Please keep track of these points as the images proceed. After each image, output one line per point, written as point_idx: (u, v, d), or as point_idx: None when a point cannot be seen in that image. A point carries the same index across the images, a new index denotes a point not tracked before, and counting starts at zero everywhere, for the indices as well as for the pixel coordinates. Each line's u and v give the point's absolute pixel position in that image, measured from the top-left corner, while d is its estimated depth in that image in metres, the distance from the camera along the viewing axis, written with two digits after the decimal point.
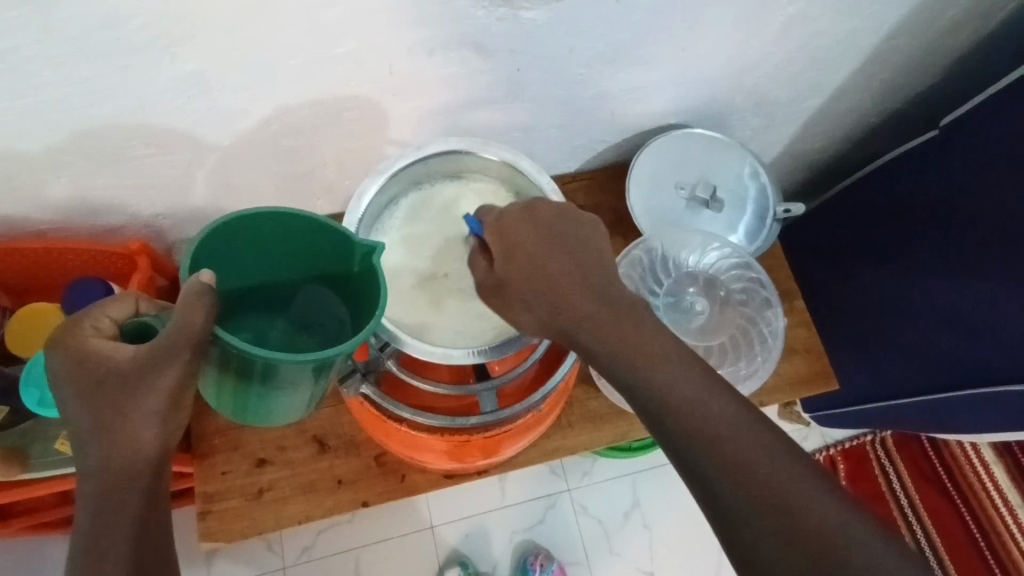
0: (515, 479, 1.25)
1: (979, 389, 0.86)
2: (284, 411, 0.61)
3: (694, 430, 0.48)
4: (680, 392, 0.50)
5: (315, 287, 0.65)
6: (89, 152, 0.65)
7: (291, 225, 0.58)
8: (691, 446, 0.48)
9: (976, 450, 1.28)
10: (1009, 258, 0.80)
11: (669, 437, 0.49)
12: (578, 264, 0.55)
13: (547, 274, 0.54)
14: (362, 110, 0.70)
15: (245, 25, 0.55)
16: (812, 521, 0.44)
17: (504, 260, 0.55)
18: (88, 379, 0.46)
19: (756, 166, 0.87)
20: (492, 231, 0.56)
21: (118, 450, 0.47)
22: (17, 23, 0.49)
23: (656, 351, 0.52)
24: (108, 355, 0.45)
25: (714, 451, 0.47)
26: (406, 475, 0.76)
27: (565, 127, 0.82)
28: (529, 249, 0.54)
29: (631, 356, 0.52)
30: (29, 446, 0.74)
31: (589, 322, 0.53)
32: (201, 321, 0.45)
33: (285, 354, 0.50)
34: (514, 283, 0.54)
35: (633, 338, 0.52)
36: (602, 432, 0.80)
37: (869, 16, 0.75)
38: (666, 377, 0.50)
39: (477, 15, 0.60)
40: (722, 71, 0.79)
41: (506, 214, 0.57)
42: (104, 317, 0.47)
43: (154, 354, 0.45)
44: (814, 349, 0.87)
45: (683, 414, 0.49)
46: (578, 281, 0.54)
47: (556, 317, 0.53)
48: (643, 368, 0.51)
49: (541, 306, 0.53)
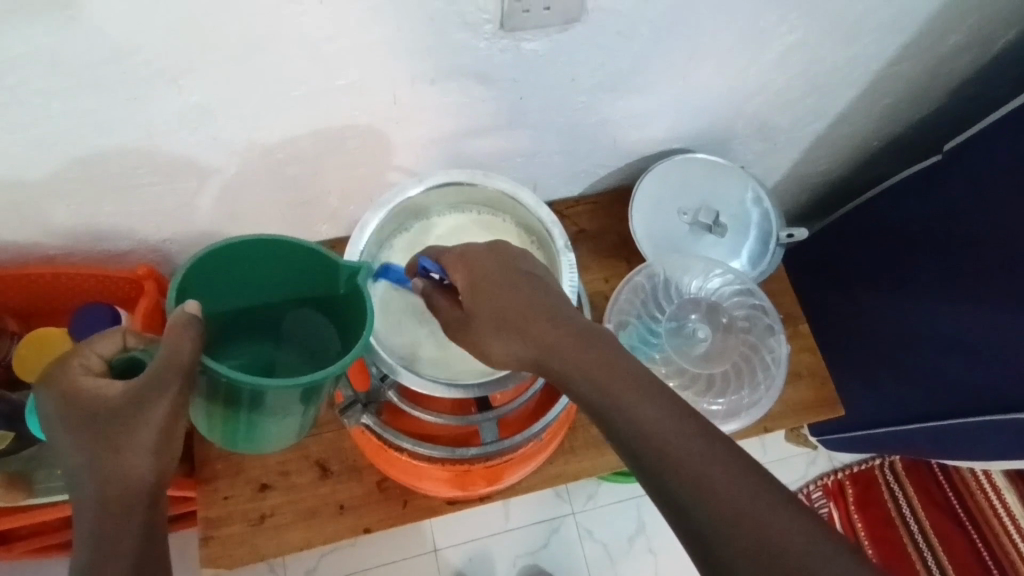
0: (519, 503, 1.24)
1: (985, 416, 0.85)
2: (276, 437, 0.62)
3: (662, 452, 0.43)
4: (646, 411, 0.45)
5: (305, 312, 0.66)
6: (95, 181, 0.66)
7: (286, 252, 0.60)
8: (659, 469, 0.43)
9: (986, 475, 1.24)
10: (1014, 283, 0.80)
11: (638, 463, 0.44)
12: (545, 296, 0.55)
13: (507, 301, 0.54)
14: (365, 138, 0.70)
15: (248, 59, 0.56)
16: (794, 550, 0.38)
17: (472, 294, 0.56)
18: (80, 417, 0.46)
19: (758, 192, 0.88)
20: (456, 267, 0.59)
21: (115, 480, 0.47)
22: (27, 59, 0.51)
23: (621, 371, 0.48)
24: (99, 391, 0.46)
25: (685, 474, 0.42)
26: (408, 501, 0.76)
27: (567, 153, 0.82)
28: (488, 281, 0.56)
29: (597, 377, 0.48)
30: (32, 472, 0.74)
31: (558, 349, 0.51)
32: (188, 351, 0.47)
33: (275, 380, 0.51)
34: (483, 316, 0.55)
35: (600, 360, 0.49)
36: (605, 458, 0.79)
37: (868, 43, 0.76)
38: (632, 397, 0.46)
39: (476, 46, 0.61)
40: (722, 98, 0.79)
41: (471, 252, 0.59)
42: (91, 355, 0.49)
43: (143, 387, 0.46)
44: (819, 374, 0.87)
45: (648, 436, 0.44)
46: (539, 305, 0.54)
47: (526, 348, 0.52)
48: (608, 388, 0.47)
49: (510, 338, 0.53)
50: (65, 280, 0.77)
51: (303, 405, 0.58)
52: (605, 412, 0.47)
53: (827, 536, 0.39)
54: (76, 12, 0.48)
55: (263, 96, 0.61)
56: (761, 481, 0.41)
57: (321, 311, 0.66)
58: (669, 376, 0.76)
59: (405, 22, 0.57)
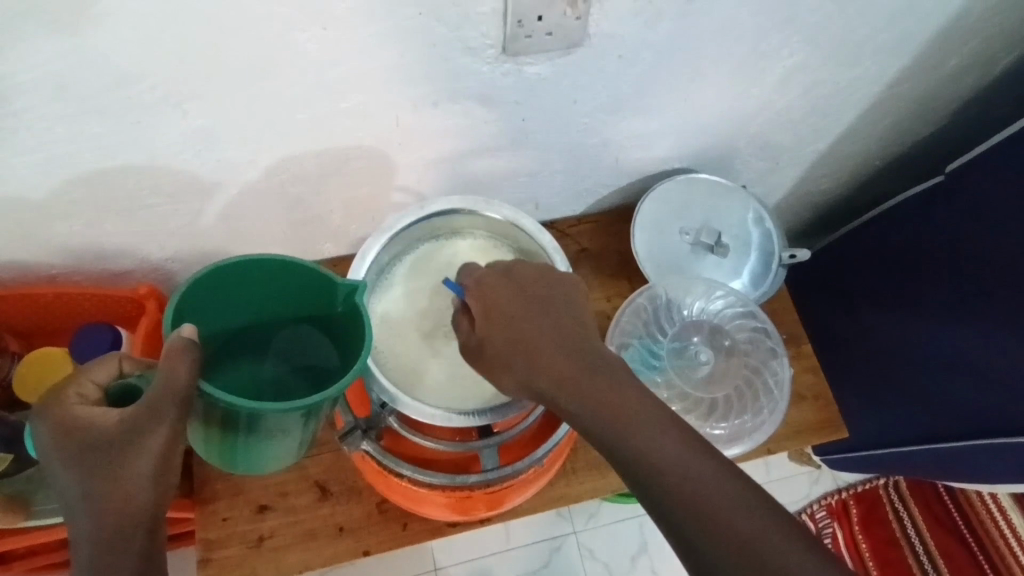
0: (520, 522, 1.23)
1: (990, 438, 0.84)
2: (274, 458, 0.62)
3: (674, 488, 0.44)
4: (658, 447, 0.46)
5: (305, 329, 0.66)
6: (99, 202, 0.66)
7: (287, 271, 0.60)
8: (672, 504, 0.44)
9: (993, 497, 1.25)
10: (1018, 305, 0.80)
11: (651, 497, 0.45)
12: (558, 323, 0.54)
13: (522, 333, 0.53)
14: (367, 159, 0.71)
15: (252, 83, 0.57)
16: None
17: (485, 321, 0.55)
18: (76, 446, 0.46)
19: (760, 212, 0.88)
20: (473, 292, 0.57)
21: (112, 512, 0.46)
22: (33, 84, 0.51)
23: (632, 406, 0.49)
24: (95, 419, 0.47)
25: (698, 509, 0.43)
26: (408, 523, 0.75)
27: (569, 173, 0.82)
28: (504, 311, 0.55)
29: (607, 412, 0.49)
30: (31, 494, 0.74)
31: (568, 381, 0.51)
32: (184, 378, 0.47)
33: (274, 405, 0.52)
34: (494, 344, 0.54)
35: (610, 396, 0.49)
36: (607, 480, 0.78)
37: (870, 65, 0.76)
38: (644, 432, 0.47)
39: (479, 70, 0.61)
40: (724, 119, 0.79)
41: (487, 276, 0.58)
42: (88, 384, 0.49)
43: (139, 415, 0.46)
44: (822, 396, 0.86)
45: (662, 473, 0.45)
46: (550, 338, 0.53)
47: (537, 378, 0.52)
48: (620, 423, 0.48)
49: (521, 367, 0.52)
50: (66, 301, 0.78)
51: (302, 427, 0.57)
52: (617, 448, 0.47)
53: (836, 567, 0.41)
54: (83, 39, 0.49)
55: (266, 118, 0.61)
56: (770, 513, 0.43)
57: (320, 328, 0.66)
58: (671, 399, 0.76)
59: (408, 47, 0.57)
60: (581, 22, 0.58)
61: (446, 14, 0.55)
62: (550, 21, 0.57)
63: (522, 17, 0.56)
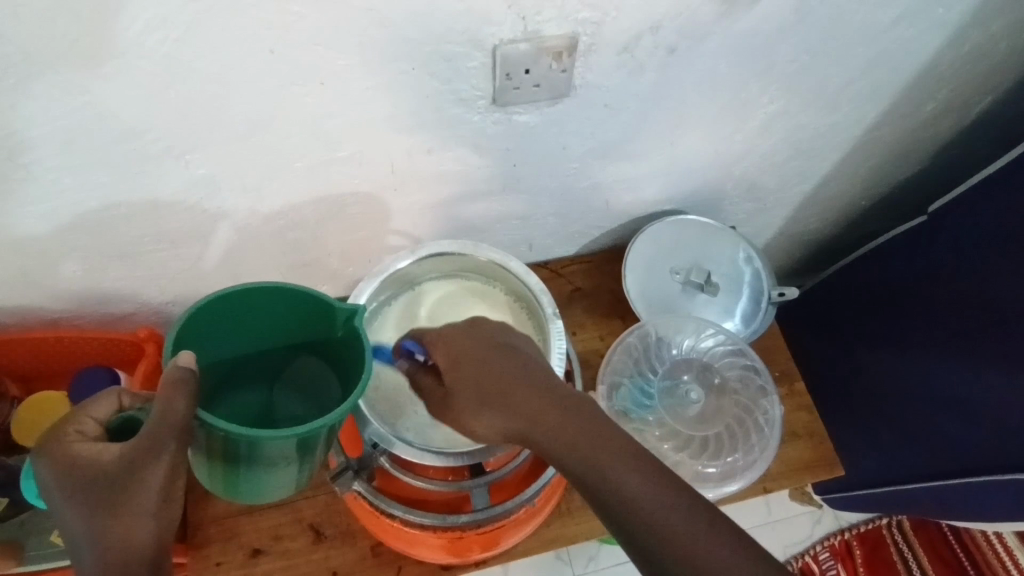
0: (518, 566, 1.21)
1: (985, 476, 0.84)
2: (274, 489, 0.62)
3: (642, 517, 0.46)
4: (633, 484, 0.47)
5: (301, 358, 0.68)
6: (104, 249, 0.68)
7: (286, 300, 0.61)
8: (650, 542, 0.45)
9: (1000, 539, 1.24)
10: (1004, 343, 0.81)
11: (619, 529, 0.47)
12: (522, 365, 0.56)
13: (488, 376, 0.55)
14: (364, 205, 0.73)
15: (253, 134, 0.59)
16: None
17: (453, 371, 0.57)
18: (77, 483, 0.47)
19: (748, 251, 0.90)
20: (437, 344, 0.60)
21: (118, 545, 0.47)
22: (45, 138, 0.54)
23: (604, 445, 0.50)
24: (95, 455, 0.47)
25: (664, 543, 0.45)
26: (402, 566, 0.74)
27: (561, 216, 0.85)
28: (476, 359, 0.57)
29: (581, 450, 0.50)
30: (25, 538, 0.74)
31: (536, 420, 0.52)
32: (183, 407, 0.48)
33: (273, 431, 0.52)
34: (466, 390, 0.56)
35: (574, 428, 0.51)
36: (602, 521, 0.78)
37: (849, 111, 0.79)
38: (610, 463, 0.49)
39: (470, 119, 0.64)
40: (710, 162, 0.82)
41: (449, 332, 0.60)
42: (88, 420, 0.50)
43: (139, 448, 0.46)
44: (816, 434, 0.86)
45: (617, 494, 0.47)
46: (520, 381, 0.55)
47: (507, 421, 0.54)
48: (593, 462, 0.49)
49: (491, 411, 0.54)
50: (70, 344, 0.79)
51: (300, 456, 0.58)
52: (595, 487, 0.49)
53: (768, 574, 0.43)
54: (92, 97, 0.52)
55: (266, 167, 0.64)
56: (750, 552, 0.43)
57: (316, 357, 0.68)
58: (663, 438, 0.76)
59: (404, 100, 0.60)
60: (566, 75, 0.61)
61: (438, 68, 0.58)
62: (537, 74, 0.60)
63: (509, 70, 0.59)
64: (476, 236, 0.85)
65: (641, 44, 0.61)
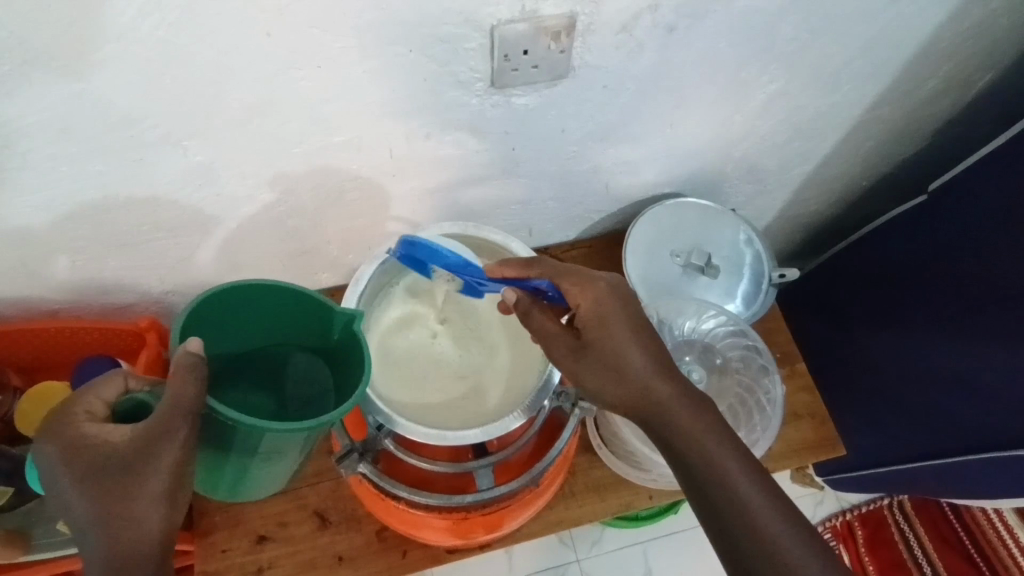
0: (522, 549, 1.22)
1: (986, 454, 0.84)
2: (261, 477, 0.63)
3: (719, 481, 0.54)
4: (720, 456, 0.55)
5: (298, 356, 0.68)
6: (102, 238, 0.68)
7: (284, 300, 0.61)
8: (725, 507, 0.53)
9: (998, 515, 1.23)
10: (1005, 322, 0.81)
11: (696, 482, 0.55)
12: (649, 342, 0.59)
13: (618, 352, 0.58)
14: (363, 191, 0.73)
15: (251, 119, 0.59)
16: (784, 552, 0.52)
17: (595, 327, 0.59)
18: (85, 466, 0.46)
19: (749, 233, 0.90)
20: (583, 300, 0.60)
21: (126, 531, 0.47)
22: (39, 125, 0.54)
23: (717, 435, 0.56)
24: (104, 437, 0.47)
25: (732, 500, 0.53)
26: (407, 550, 0.75)
27: (560, 201, 0.85)
28: (614, 325, 0.58)
29: (713, 460, 0.55)
30: (30, 528, 0.75)
31: (647, 391, 0.57)
32: (193, 393, 0.48)
33: (273, 424, 0.52)
34: (598, 350, 0.58)
35: (678, 405, 0.57)
36: (605, 502, 0.79)
37: (849, 90, 0.79)
38: (706, 438, 0.56)
39: (468, 102, 0.64)
40: (709, 144, 0.82)
41: (599, 284, 0.60)
42: (94, 401, 0.49)
43: (152, 433, 0.46)
44: (818, 414, 0.87)
45: (704, 459, 0.55)
46: (648, 361, 0.58)
47: (620, 388, 0.58)
48: (711, 460, 0.55)
49: (612, 380, 0.58)
50: (69, 335, 0.79)
51: (293, 448, 0.58)
52: (689, 457, 0.55)
53: (807, 547, 0.52)
54: (89, 82, 0.51)
55: (264, 154, 0.63)
56: (806, 537, 0.53)
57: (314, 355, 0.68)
58: None
59: (401, 82, 0.60)
60: (565, 56, 0.61)
61: (436, 51, 0.57)
62: (535, 55, 0.60)
63: (508, 51, 0.58)
64: (474, 221, 0.85)
65: (640, 23, 0.60)
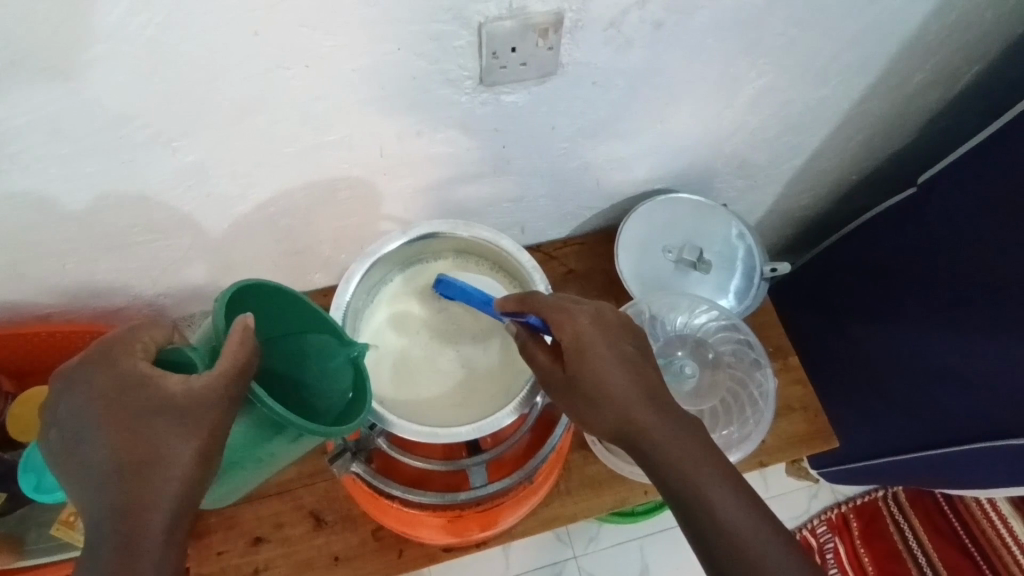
0: (519, 547, 1.22)
1: (977, 444, 0.85)
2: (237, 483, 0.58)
3: (712, 516, 0.53)
4: (711, 488, 0.53)
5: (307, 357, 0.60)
6: (92, 240, 0.68)
7: (290, 304, 0.58)
8: (720, 542, 0.52)
9: (991, 505, 1.23)
10: (995, 313, 0.81)
11: (688, 516, 0.54)
12: (636, 371, 0.57)
13: (604, 382, 0.57)
14: (355, 190, 0.73)
15: (241, 119, 0.59)
16: None
17: (579, 357, 0.58)
18: (134, 404, 0.46)
19: (741, 228, 0.90)
20: (565, 331, 0.59)
21: (153, 480, 0.46)
22: (27, 127, 0.53)
23: (708, 465, 0.54)
24: (157, 380, 0.46)
25: (727, 535, 0.52)
26: (403, 550, 0.75)
27: (552, 198, 0.85)
28: (596, 356, 0.57)
29: (704, 494, 0.53)
30: (25, 532, 0.76)
31: (634, 422, 0.56)
32: (246, 356, 0.48)
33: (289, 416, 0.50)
34: (584, 381, 0.57)
35: (666, 437, 0.55)
36: (600, 498, 0.79)
37: (837, 84, 0.79)
38: (696, 469, 0.54)
39: (458, 100, 0.64)
40: (699, 139, 0.82)
41: (580, 315, 0.60)
42: (147, 340, 0.49)
43: (205, 388, 0.46)
44: (811, 407, 0.87)
45: (695, 493, 0.53)
46: (634, 391, 0.57)
47: (609, 419, 0.57)
48: (702, 494, 0.53)
49: (602, 412, 0.57)
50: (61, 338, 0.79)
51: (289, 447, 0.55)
52: (680, 490, 0.54)
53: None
54: (79, 83, 0.51)
55: (255, 153, 0.63)
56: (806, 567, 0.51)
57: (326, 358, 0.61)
58: None
59: (389, 80, 0.59)
60: (553, 53, 0.61)
61: (425, 48, 0.57)
62: (524, 52, 0.60)
63: (496, 48, 0.58)
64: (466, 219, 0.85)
65: (628, 19, 0.60)
